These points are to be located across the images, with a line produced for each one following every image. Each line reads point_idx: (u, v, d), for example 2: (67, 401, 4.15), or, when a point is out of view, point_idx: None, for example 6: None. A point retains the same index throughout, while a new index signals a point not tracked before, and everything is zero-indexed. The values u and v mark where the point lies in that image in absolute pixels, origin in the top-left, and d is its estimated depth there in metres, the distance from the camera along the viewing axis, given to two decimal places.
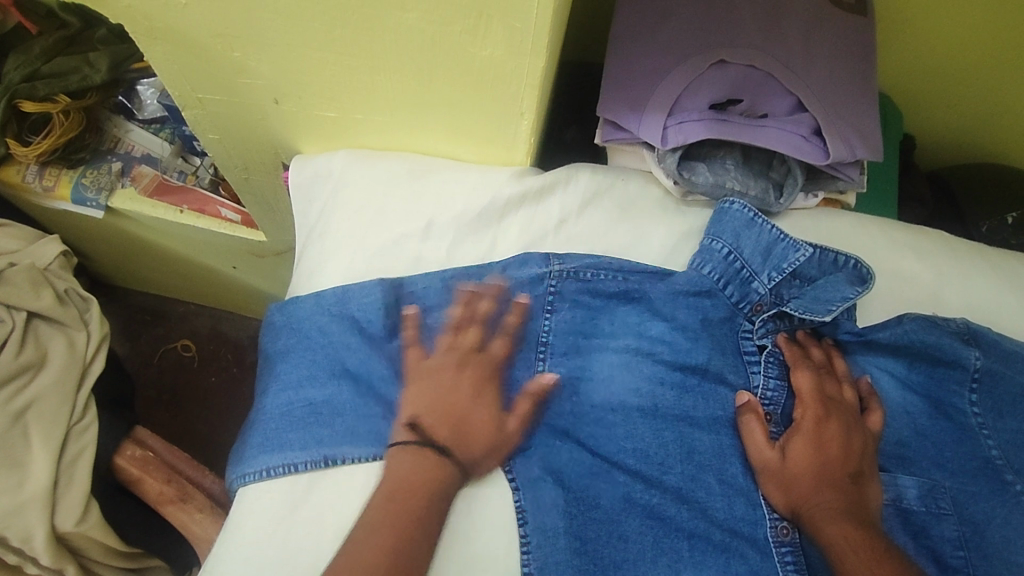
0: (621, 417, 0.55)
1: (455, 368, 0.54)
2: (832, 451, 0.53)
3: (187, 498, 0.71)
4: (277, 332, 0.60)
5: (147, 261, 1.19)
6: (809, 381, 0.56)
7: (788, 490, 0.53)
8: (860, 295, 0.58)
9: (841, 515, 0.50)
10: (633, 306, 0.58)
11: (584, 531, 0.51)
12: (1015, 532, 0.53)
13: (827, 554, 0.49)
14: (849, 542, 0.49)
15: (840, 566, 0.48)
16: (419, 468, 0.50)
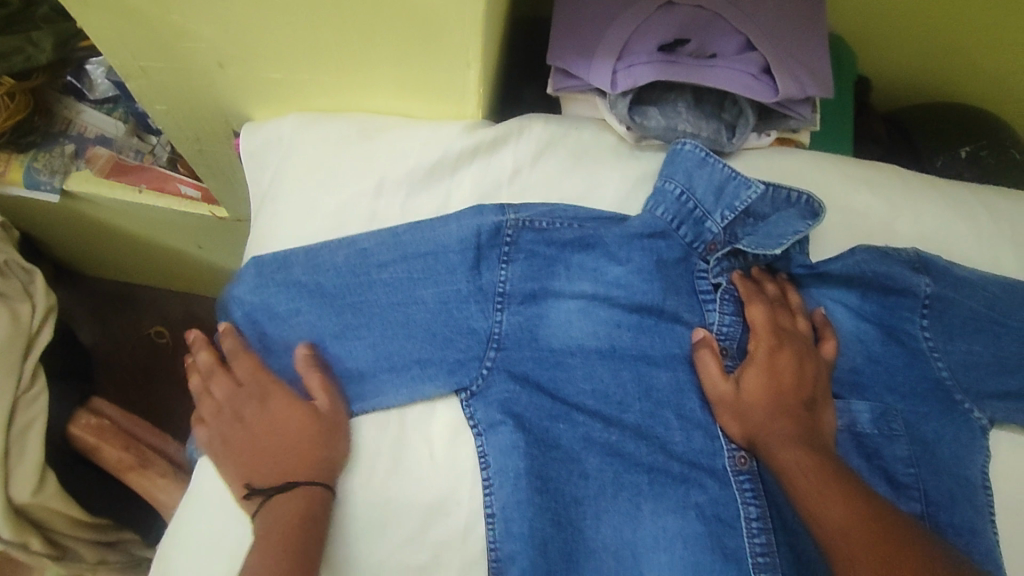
0: (580, 359, 0.56)
1: (237, 412, 0.55)
2: (785, 378, 0.55)
3: (145, 463, 0.75)
4: (249, 288, 0.56)
5: (110, 246, 1.17)
6: (763, 314, 0.57)
7: (745, 422, 0.54)
8: (811, 228, 0.58)
9: (792, 441, 0.52)
10: (589, 253, 0.58)
11: (545, 470, 0.52)
12: (963, 447, 0.55)
13: (780, 477, 0.51)
14: (800, 466, 0.50)
15: (793, 489, 0.50)
16: (277, 504, 0.50)
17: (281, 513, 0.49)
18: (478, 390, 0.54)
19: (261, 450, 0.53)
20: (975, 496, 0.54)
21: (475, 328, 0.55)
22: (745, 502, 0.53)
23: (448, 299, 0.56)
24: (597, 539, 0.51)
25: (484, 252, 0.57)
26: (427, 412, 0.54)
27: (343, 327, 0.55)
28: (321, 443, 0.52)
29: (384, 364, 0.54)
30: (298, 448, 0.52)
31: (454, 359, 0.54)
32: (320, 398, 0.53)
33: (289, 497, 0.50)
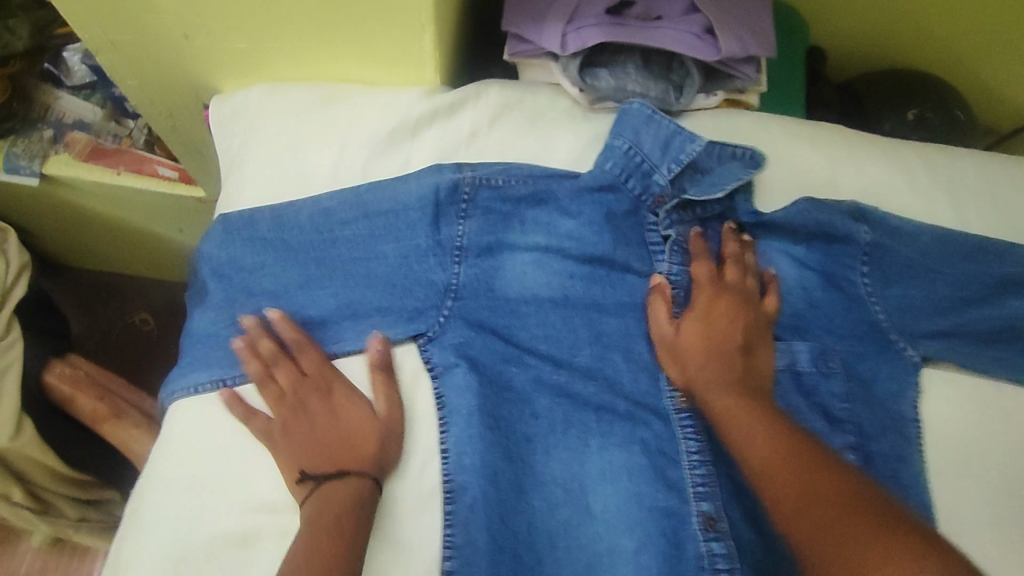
0: (533, 308, 0.58)
1: (299, 402, 0.54)
2: (721, 326, 0.57)
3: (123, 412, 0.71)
4: (217, 244, 0.59)
5: (92, 233, 1.18)
6: (706, 270, 0.60)
7: (684, 368, 0.56)
8: (753, 175, 0.61)
9: (725, 385, 0.54)
10: (543, 208, 0.61)
11: (497, 410, 0.55)
12: (897, 383, 0.59)
13: (711, 419, 0.54)
14: (729, 408, 0.53)
15: (721, 429, 0.53)
16: (329, 493, 0.50)
17: (332, 501, 0.49)
18: (435, 335, 0.57)
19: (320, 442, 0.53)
20: (905, 428, 0.58)
21: (433, 279, 0.58)
22: (686, 437, 0.56)
23: (408, 253, 0.58)
24: (546, 474, 0.54)
25: (442, 208, 0.59)
26: (385, 359, 0.57)
27: (307, 279, 0.58)
28: (383, 443, 0.53)
29: (347, 311, 0.57)
30: (360, 444, 0.52)
31: (413, 307, 0.57)
32: (383, 398, 0.54)
33: (339, 487, 0.50)
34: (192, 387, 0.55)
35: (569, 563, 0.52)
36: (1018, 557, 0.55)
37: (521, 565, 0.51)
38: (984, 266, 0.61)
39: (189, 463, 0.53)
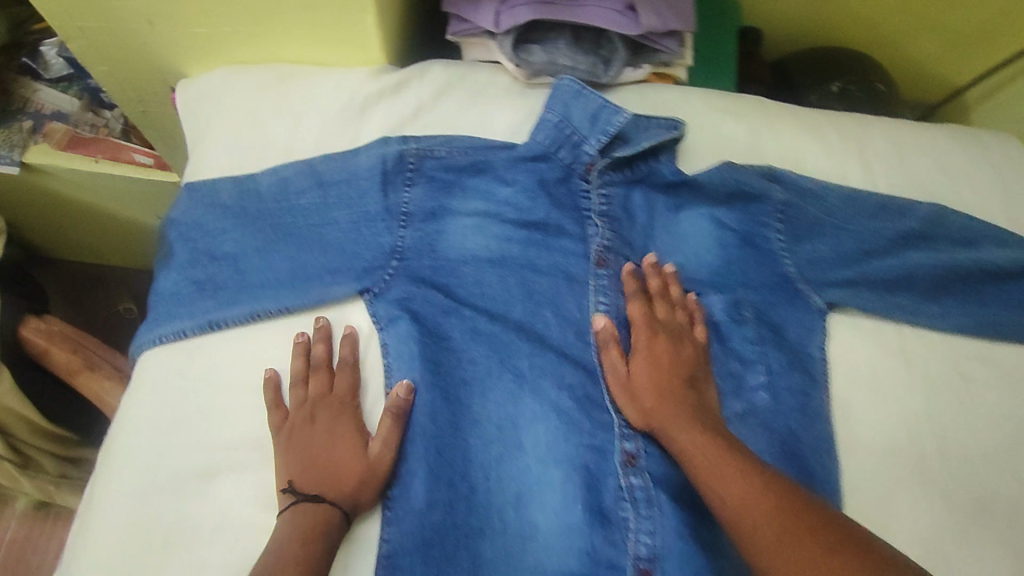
0: (472, 267, 0.64)
1: (310, 414, 0.56)
2: (665, 363, 0.60)
3: (97, 366, 0.74)
4: (185, 209, 0.64)
5: (72, 222, 1.22)
6: (638, 309, 0.63)
7: (641, 411, 0.59)
8: (676, 136, 0.66)
9: (685, 422, 0.56)
10: (482, 177, 0.66)
11: (437, 357, 0.60)
12: (807, 328, 0.65)
13: (679, 459, 0.55)
14: (693, 445, 0.54)
15: (690, 469, 0.54)
16: (302, 514, 0.51)
17: (304, 525, 0.51)
18: (380, 291, 0.61)
19: (316, 463, 0.54)
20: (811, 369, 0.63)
21: (381, 243, 0.62)
22: (610, 384, 0.62)
23: (359, 219, 0.63)
24: (482, 415, 0.59)
25: (390, 177, 0.64)
26: (335, 315, 0.62)
27: (263, 243, 0.62)
28: (366, 485, 0.54)
29: (298, 273, 0.61)
30: (349, 476, 0.54)
31: (361, 266, 0.61)
32: (382, 441, 0.55)
33: (315, 512, 0.52)
34: (156, 338, 0.59)
35: (502, 492, 0.57)
36: (909, 479, 0.61)
37: (456, 494, 0.56)
38: (885, 221, 0.67)
39: (153, 405, 0.57)
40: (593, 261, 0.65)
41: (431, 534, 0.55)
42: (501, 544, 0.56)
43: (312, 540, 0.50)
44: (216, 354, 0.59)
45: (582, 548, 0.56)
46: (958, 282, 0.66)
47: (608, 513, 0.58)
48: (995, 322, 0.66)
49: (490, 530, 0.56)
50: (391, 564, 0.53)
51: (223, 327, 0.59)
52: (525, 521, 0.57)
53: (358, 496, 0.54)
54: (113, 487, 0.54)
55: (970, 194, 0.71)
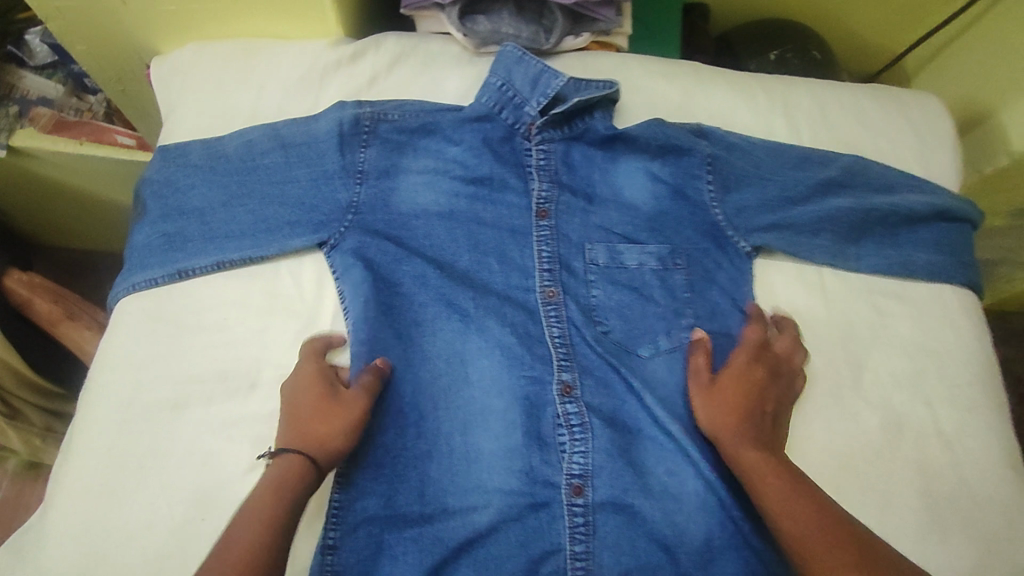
0: (423, 221, 0.69)
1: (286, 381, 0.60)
2: (754, 386, 0.63)
3: (76, 314, 0.82)
4: (158, 170, 0.70)
5: (57, 208, 1.24)
6: (755, 335, 0.66)
7: (720, 421, 0.62)
8: (608, 92, 0.71)
9: (757, 443, 0.61)
10: (432, 137, 0.71)
11: (389, 300, 0.65)
12: (736, 272, 0.70)
13: (740, 471, 0.60)
14: (766, 466, 0.59)
15: (751, 482, 0.59)
16: (270, 469, 0.55)
17: (271, 477, 0.54)
18: (337, 243, 0.66)
19: (287, 421, 0.58)
20: (735, 311, 0.69)
21: (337, 199, 0.67)
22: (549, 323, 0.67)
23: (317, 177, 0.68)
24: (433, 350, 0.65)
25: (347, 139, 0.69)
26: (295, 265, 0.67)
27: (229, 198, 0.67)
28: (330, 431, 0.56)
29: (261, 226, 0.66)
30: (313, 425, 0.57)
31: (318, 219, 0.66)
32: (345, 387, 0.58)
33: (279, 463, 0.55)
34: (129, 285, 0.65)
35: (450, 419, 0.63)
36: (827, 404, 0.65)
37: (407, 422, 0.62)
38: (808, 171, 0.72)
39: (127, 345, 0.62)
40: (534, 213, 0.70)
41: (384, 455, 0.61)
42: (447, 465, 0.61)
43: (276, 490, 0.53)
44: (186, 299, 0.64)
45: (521, 468, 0.62)
46: (877, 227, 0.71)
47: (546, 438, 0.63)
48: (911, 263, 0.71)
49: (439, 453, 0.62)
50: (352, 482, 0.59)
51: (191, 275, 0.65)
52: (470, 445, 0.62)
53: (324, 442, 0.56)
54: (90, 416, 0.60)
55: (887, 146, 0.77)
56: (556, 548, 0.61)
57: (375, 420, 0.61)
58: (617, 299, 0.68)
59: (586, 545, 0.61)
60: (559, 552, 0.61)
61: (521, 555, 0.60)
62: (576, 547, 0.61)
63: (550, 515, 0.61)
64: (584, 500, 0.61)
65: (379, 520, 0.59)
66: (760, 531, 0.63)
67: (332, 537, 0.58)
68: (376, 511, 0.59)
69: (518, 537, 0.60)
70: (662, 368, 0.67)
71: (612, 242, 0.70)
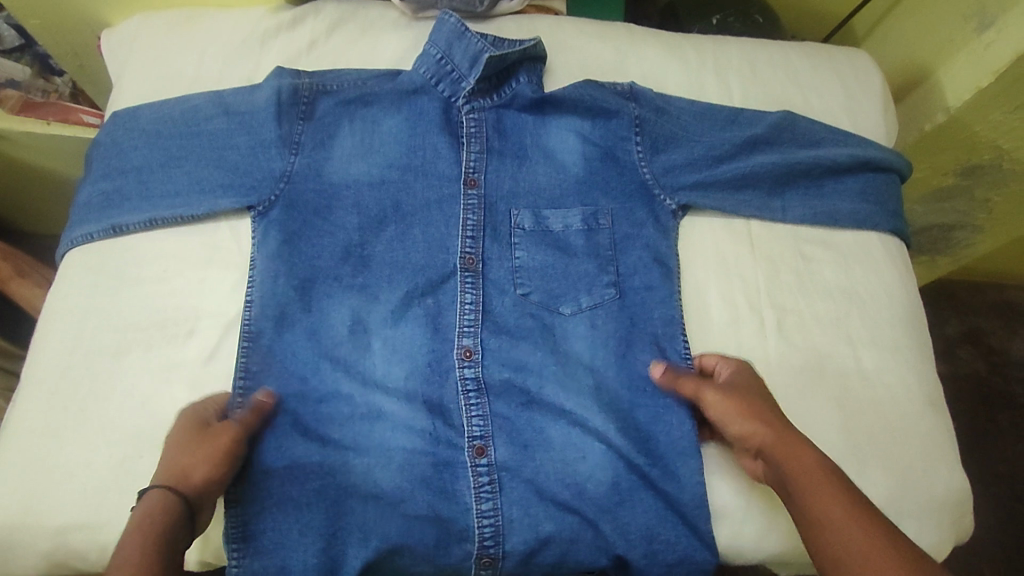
0: (354, 190, 0.72)
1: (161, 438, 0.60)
2: (762, 396, 0.62)
3: (27, 274, 0.85)
4: (106, 133, 0.73)
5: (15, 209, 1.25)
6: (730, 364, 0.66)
7: (771, 426, 0.59)
8: (535, 48, 0.75)
9: (799, 442, 0.58)
10: (369, 106, 0.74)
11: (304, 276, 0.69)
12: (662, 229, 0.72)
13: (790, 471, 0.57)
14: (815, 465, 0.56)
15: (801, 482, 0.56)
16: (137, 507, 0.53)
17: (141, 514, 0.52)
18: (263, 210, 0.69)
19: (158, 467, 0.57)
20: (663, 271, 0.71)
21: (273, 168, 0.70)
22: (464, 289, 0.70)
23: (256, 145, 0.70)
24: (336, 318, 0.68)
25: (285, 107, 0.71)
26: (232, 226, 0.70)
27: (168, 159, 0.70)
28: (198, 463, 0.56)
29: (196, 186, 0.69)
30: (178, 458, 0.56)
31: (250, 184, 0.69)
32: (217, 421, 0.60)
33: (150, 498, 0.53)
34: (71, 240, 0.69)
35: (351, 383, 0.67)
36: (744, 346, 0.68)
37: (300, 385, 0.66)
38: (733, 131, 0.74)
39: (74, 298, 0.66)
40: (464, 182, 0.73)
41: (275, 413, 0.65)
42: (352, 427, 0.66)
43: (146, 524, 0.51)
44: (129, 254, 0.68)
45: (423, 429, 0.67)
46: (801, 178, 0.73)
47: (446, 400, 0.68)
48: (836, 211, 0.73)
49: (343, 414, 0.66)
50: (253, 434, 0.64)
51: (126, 231, 0.68)
52: (373, 407, 0.67)
53: (192, 475, 0.56)
54: (37, 364, 0.64)
55: (815, 101, 0.80)
56: (464, 509, 0.65)
57: (265, 367, 0.65)
58: (541, 259, 0.72)
59: (493, 504, 0.65)
60: (468, 512, 0.65)
61: (431, 513, 0.64)
62: (483, 506, 0.65)
63: (456, 476, 0.66)
64: (488, 460, 0.66)
65: (278, 473, 0.63)
66: (677, 476, 0.66)
67: (232, 491, 0.62)
68: (272, 465, 0.64)
69: (426, 497, 0.65)
70: (585, 325, 0.70)
71: (538, 208, 0.73)
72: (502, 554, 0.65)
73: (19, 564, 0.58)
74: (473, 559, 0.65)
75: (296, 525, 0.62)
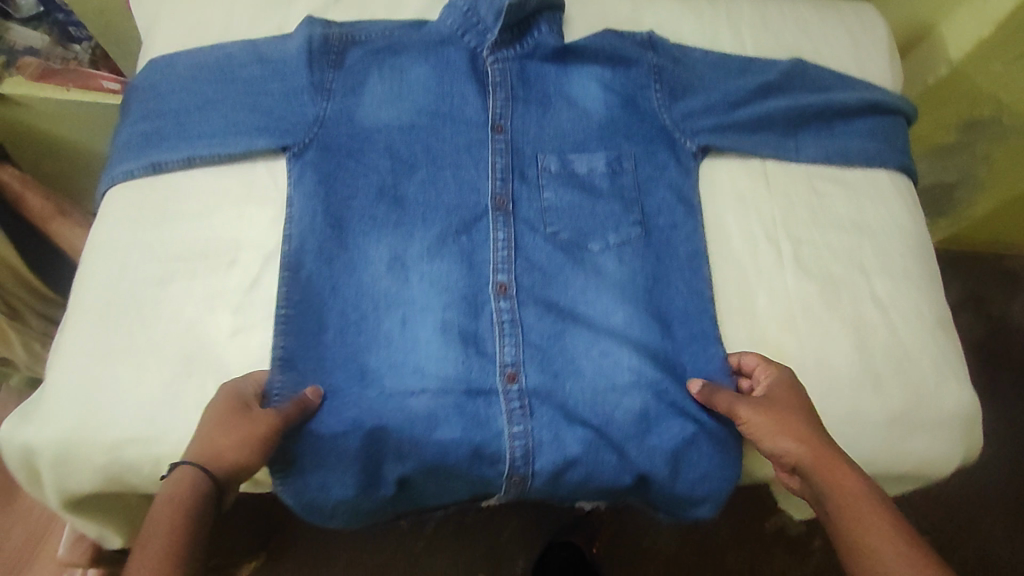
0: (384, 135, 0.74)
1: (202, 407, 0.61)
2: (804, 416, 0.61)
3: (68, 213, 0.87)
4: (143, 78, 0.75)
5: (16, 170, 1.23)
6: (772, 376, 0.65)
7: (808, 443, 0.59)
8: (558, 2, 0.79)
9: (840, 466, 0.58)
10: (398, 55, 0.76)
11: (341, 215, 0.71)
12: (683, 172, 0.75)
13: (830, 494, 0.57)
14: (855, 492, 0.56)
15: (840, 507, 0.56)
16: (170, 482, 0.54)
17: (172, 494, 0.53)
18: (299, 151, 0.72)
19: (194, 440, 0.57)
20: (684, 209, 0.74)
21: (306, 114, 0.72)
22: (496, 226, 0.73)
23: (289, 92, 0.73)
24: (375, 256, 0.70)
25: (316, 56, 0.74)
26: (270, 166, 0.72)
27: (204, 102, 0.72)
28: (232, 445, 0.57)
29: (233, 128, 0.71)
30: (213, 435, 0.57)
31: (284, 128, 0.71)
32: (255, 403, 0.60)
33: (184, 476, 0.54)
34: (113, 178, 0.71)
35: (390, 316, 0.69)
36: (760, 279, 0.71)
37: (345, 318, 0.69)
38: (748, 78, 0.77)
39: (116, 232, 0.69)
40: (491, 128, 0.75)
41: (318, 345, 0.67)
42: (384, 362, 0.67)
43: (177, 506, 0.52)
44: (169, 189, 0.70)
45: (456, 358, 0.68)
46: (813, 121, 0.77)
47: (480, 329, 0.70)
48: (848, 149, 0.76)
49: (376, 347, 0.68)
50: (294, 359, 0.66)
51: (163, 169, 0.71)
52: (408, 338, 0.68)
53: (225, 456, 0.56)
54: (85, 293, 0.67)
55: (826, 51, 0.83)
56: (497, 432, 0.66)
57: (308, 298, 0.68)
58: (568, 199, 0.74)
59: (524, 426, 0.66)
60: (501, 434, 0.66)
61: (464, 438, 0.65)
62: (515, 427, 0.66)
63: (490, 402, 0.67)
64: (518, 386, 0.68)
65: (316, 392, 0.65)
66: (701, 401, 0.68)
67: None
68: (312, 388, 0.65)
69: (460, 423, 0.65)
70: (613, 260, 0.72)
71: (563, 151, 0.76)
72: (530, 472, 0.66)
73: (75, 477, 0.61)
74: (504, 477, 0.67)
75: (332, 441, 0.64)
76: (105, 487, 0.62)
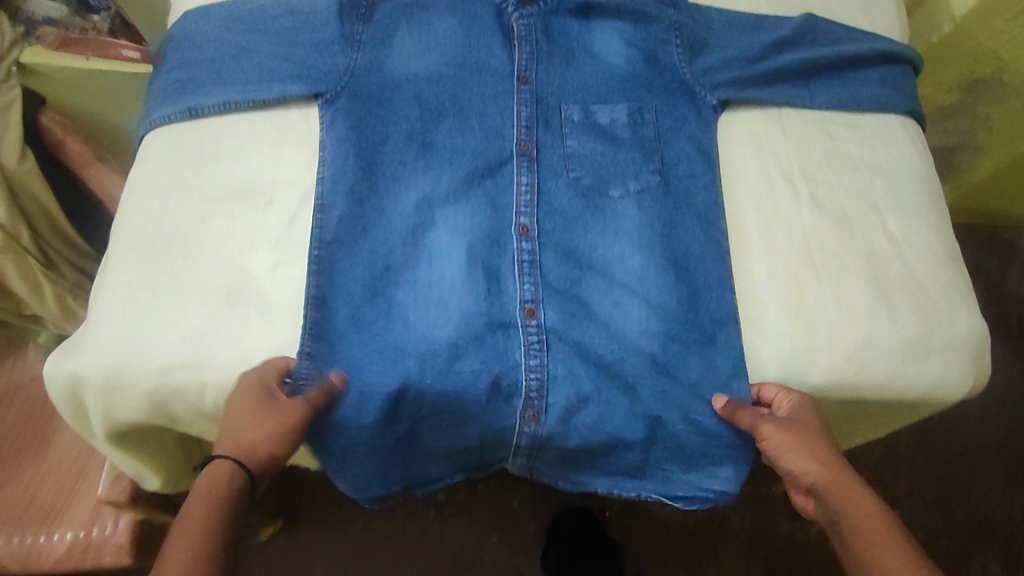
0: (412, 84, 0.76)
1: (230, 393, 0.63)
2: (821, 442, 0.64)
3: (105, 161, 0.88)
4: (179, 28, 0.77)
5: None
6: (794, 398, 0.66)
7: (825, 465, 0.63)
8: None
9: (852, 491, 0.62)
10: (426, 9, 0.79)
11: (371, 160, 0.73)
12: (702, 123, 0.77)
13: (840, 515, 0.62)
14: (866, 514, 0.61)
15: (850, 525, 0.61)
16: (207, 473, 0.59)
17: (210, 486, 0.58)
18: (330, 98, 0.74)
19: (224, 430, 0.61)
20: (703, 158, 0.76)
21: (337, 63, 0.74)
22: (520, 172, 0.74)
23: (319, 43, 0.75)
24: (403, 200, 0.73)
25: (345, 10, 0.76)
26: (301, 113, 0.74)
27: (238, 50, 0.74)
28: (261, 439, 0.60)
29: (265, 76, 0.73)
30: (244, 428, 0.60)
31: (315, 76, 0.73)
32: (281, 396, 0.61)
33: (220, 470, 0.59)
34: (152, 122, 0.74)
35: (418, 257, 0.71)
36: (778, 225, 0.73)
37: (375, 257, 0.70)
38: (763, 32, 0.80)
39: (158, 174, 0.71)
40: (516, 79, 0.77)
41: (349, 282, 0.69)
42: (413, 300, 0.69)
43: (216, 499, 0.57)
44: (207, 132, 0.73)
45: (481, 293, 0.69)
46: (826, 72, 0.80)
47: (501, 267, 0.71)
48: (859, 97, 0.79)
49: (406, 286, 0.70)
50: (327, 293, 0.68)
51: (200, 114, 0.73)
52: (434, 272, 0.70)
53: (256, 449, 0.60)
54: (128, 231, 0.69)
55: (838, 8, 0.86)
56: (513, 364, 0.68)
57: (339, 240, 0.69)
58: (590, 147, 0.76)
59: (540, 359, 0.68)
60: (517, 367, 0.68)
61: (483, 369, 0.67)
62: (532, 360, 0.68)
63: (507, 335, 0.69)
64: (538, 322, 0.70)
65: (347, 327, 0.68)
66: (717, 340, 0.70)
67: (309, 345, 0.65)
68: (340, 326, 0.67)
69: (478, 355, 0.68)
70: (632, 207, 0.74)
71: (586, 103, 0.78)
72: (545, 407, 0.68)
73: (122, 405, 0.63)
74: (519, 412, 0.69)
75: (354, 376, 0.65)
76: (150, 415, 0.64)
